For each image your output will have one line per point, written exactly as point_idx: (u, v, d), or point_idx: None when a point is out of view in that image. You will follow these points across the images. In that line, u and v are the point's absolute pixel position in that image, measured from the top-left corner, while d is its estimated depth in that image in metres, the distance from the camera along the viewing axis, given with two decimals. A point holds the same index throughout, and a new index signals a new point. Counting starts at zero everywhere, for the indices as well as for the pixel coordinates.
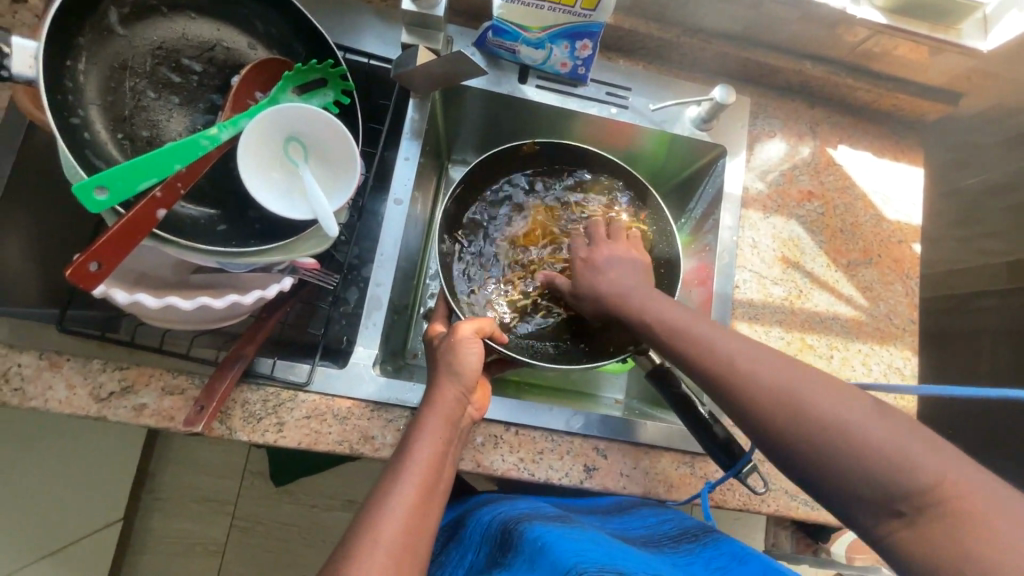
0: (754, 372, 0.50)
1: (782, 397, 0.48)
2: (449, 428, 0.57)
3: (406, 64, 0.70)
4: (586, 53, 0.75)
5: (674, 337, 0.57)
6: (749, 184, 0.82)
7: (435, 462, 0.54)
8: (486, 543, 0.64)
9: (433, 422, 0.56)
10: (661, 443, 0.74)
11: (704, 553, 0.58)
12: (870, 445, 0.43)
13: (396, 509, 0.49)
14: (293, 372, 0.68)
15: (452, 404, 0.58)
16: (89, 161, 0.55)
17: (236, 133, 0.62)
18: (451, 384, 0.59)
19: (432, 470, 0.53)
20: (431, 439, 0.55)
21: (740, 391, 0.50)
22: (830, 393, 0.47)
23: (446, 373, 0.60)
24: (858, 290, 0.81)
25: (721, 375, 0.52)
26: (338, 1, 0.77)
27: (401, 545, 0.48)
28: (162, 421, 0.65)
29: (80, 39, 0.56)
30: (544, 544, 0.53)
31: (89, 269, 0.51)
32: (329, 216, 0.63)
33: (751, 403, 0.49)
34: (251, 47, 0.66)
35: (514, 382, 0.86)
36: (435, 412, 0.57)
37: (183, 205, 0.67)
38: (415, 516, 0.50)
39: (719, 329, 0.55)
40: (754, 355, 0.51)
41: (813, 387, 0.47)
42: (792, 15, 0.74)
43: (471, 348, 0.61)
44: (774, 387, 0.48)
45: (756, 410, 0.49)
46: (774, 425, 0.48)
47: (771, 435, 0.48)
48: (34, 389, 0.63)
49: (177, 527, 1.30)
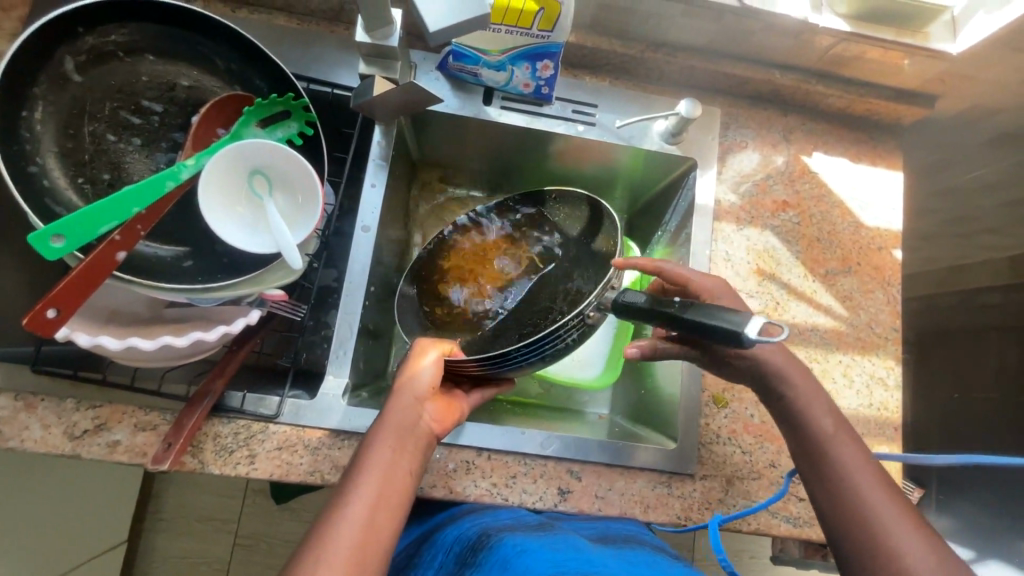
0: (857, 480, 0.55)
1: (865, 496, 0.54)
2: (402, 438, 0.56)
3: (365, 94, 0.68)
4: (548, 73, 0.75)
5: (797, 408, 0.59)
6: (721, 197, 0.81)
7: (388, 477, 0.53)
8: (457, 543, 0.63)
9: (384, 430, 0.56)
10: (635, 464, 0.73)
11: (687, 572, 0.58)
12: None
13: (346, 527, 0.49)
14: (263, 405, 0.69)
15: (406, 411, 0.58)
16: (48, 209, 0.56)
17: (198, 171, 0.63)
18: (405, 394, 0.59)
19: (385, 483, 0.53)
20: (383, 448, 0.55)
21: (824, 471, 0.56)
22: (909, 525, 0.52)
23: (402, 383, 0.61)
24: (837, 299, 0.80)
25: (824, 452, 0.57)
26: (302, 32, 0.78)
27: (348, 565, 0.48)
28: (135, 457, 0.65)
29: (36, 89, 0.57)
30: (520, 553, 0.54)
31: (48, 316, 0.52)
32: (292, 248, 0.64)
33: (843, 504, 0.54)
34: (212, 84, 0.67)
35: (498, 403, 0.88)
36: (388, 422, 0.57)
37: (149, 243, 0.68)
38: (366, 533, 0.50)
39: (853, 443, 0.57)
40: (844, 446, 0.57)
41: (884, 500, 0.53)
42: (755, 26, 0.73)
43: (429, 360, 0.62)
44: (858, 486, 0.54)
45: (835, 487, 0.55)
46: (839, 503, 0.55)
47: (834, 507, 0.55)
48: (10, 430, 0.64)
49: (180, 547, 1.31)
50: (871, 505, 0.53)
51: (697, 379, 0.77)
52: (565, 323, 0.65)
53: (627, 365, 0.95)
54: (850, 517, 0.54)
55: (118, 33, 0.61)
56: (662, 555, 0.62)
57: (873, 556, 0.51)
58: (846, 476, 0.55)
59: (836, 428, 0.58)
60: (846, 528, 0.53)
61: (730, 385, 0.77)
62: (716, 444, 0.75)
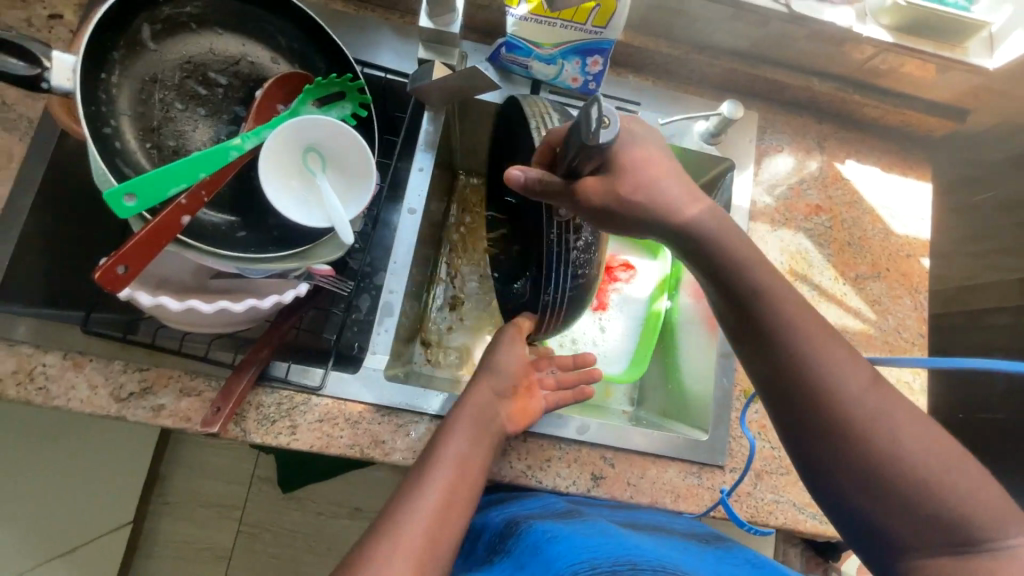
0: (839, 384, 0.47)
1: (855, 409, 0.46)
2: (475, 432, 0.62)
3: (422, 78, 0.71)
4: (597, 69, 0.77)
5: (739, 280, 0.52)
6: (757, 198, 0.83)
7: (460, 465, 0.59)
8: (488, 534, 0.64)
9: (463, 421, 0.63)
10: (668, 452, 0.74)
11: (724, 556, 0.58)
12: (899, 452, 0.44)
13: (420, 513, 0.53)
14: (307, 376, 0.70)
15: (482, 409, 0.65)
16: (119, 169, 0.58)
17: (259, 143, 0.65)
18: (479, 391, 0.66)
19: (457, 472, 0.58)
20: (455, 442, 0.60)
21: (807, 387, 0.48)
22: (906, 425, 0.46)
23: (485, 376, 0.69)
24: (866, 303, 0.82)
25: (774, 339, 0.49)
26: (357, 17, 0.80)
27: (420, 552, 0.51)
28: (179, 421, 0.66)
29: (114, 54, 0.58)
30: (550, 539, 0.54)
31: (117, 272, 0.54)
32: (346, 223, 0.65)
33: (828, 414, 0.47)
34: (274, 61, 0.68)
35: None
36: (464, 418, 0.63)
37: (206, 212, 0.69)
38: (437, 520, 0.54)
39: (830, 347, 0.49)
40: (829, 353, 0.49)
41: (874, 399, 0.47)
42: (799, 33, 0.76)
43: (513, 355, 0.71)
44: (839, 391, 0.47)
45: (819, 398, 0.47)
46: (825, 417, 0.47)
47: (799, 407, 0.48)
48: (57, 388, 0.65)
49: (184, 531, 1.31)
50: (834, 374, 0.48)
51: (729, 372, 0.79)
52: (551, 240, 0.64)
53: (654, 364, 0.96)
54: (825, 415, 0.47)
55: (192, 6, 0.63)
56: (690, 541, 0.61)
57: (870, 460, 0.45)
58: (833, 388, 0.47)
59: (818, 334, 0.49)
60: (809, 412, 0.48)
61: None
62: (746, 438, 0.76)
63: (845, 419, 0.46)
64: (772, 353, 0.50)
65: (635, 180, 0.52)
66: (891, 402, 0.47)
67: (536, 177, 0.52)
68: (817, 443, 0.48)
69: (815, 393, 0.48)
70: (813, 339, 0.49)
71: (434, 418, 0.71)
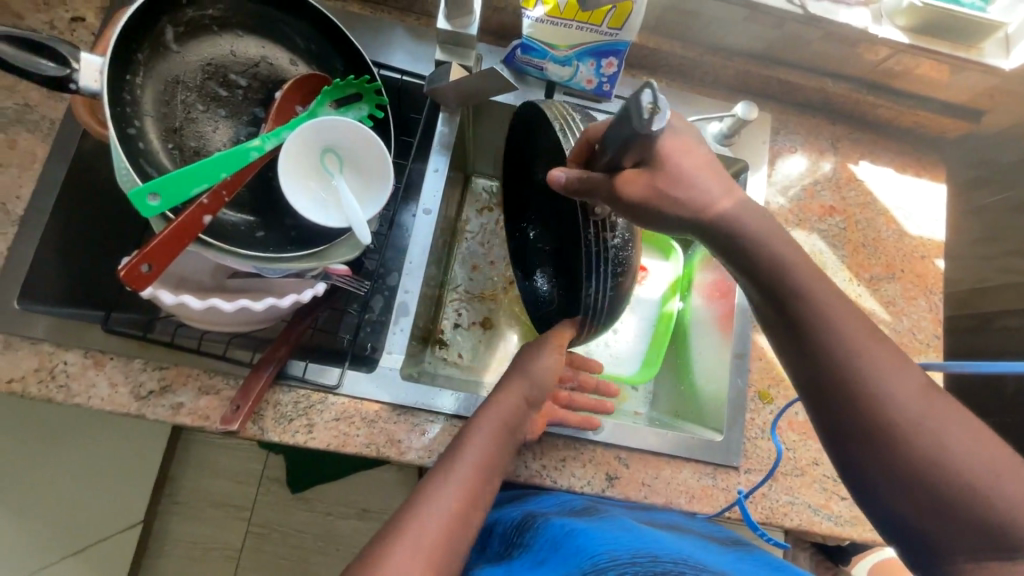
0: (880, 385, 0.47)
1: (897, 409, 0.46)
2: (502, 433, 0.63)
3: (439, 80, 0.71)
4: (611, 71, 0.77)
5: (780, 282, 0.52)
6: (771, 199, 0.83)
7: (483, 464, 0.59)
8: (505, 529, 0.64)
9: (489, 422, 0.63)
10: (684, 453, 0.74)
11: (744, 556, 0.57)
12: (940, 450, 0.45)
13: (442, 508, 0.54)
14: (325, 375, 0.70)
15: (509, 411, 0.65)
16: (144, 169, 0.58)
17: (278, 144, 0.65)
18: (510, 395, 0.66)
19: (478, 473, 0.58)
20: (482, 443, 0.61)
21: (851, 389, 0.48)
22: (952, 429, 0.45)
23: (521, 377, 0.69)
24: (881, 304, 0.82)
25: (818, 341, 0.50)
26: (373, 19, 0.80)
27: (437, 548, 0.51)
28: (198, 419, 0.67)
29: (138, 55, 0.59)
30: (569, 534, 0.54)
31: (141, 271, 0.54)
32: (364, 223, 0.66)
33: (867, 412, 0.47)
34: (293, 63, 0.69)
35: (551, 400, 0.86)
36: (491, 418, 0.64)
37: (225, 212, 0.70)
38: (457, 518, 0.54)
39: (880, 348, 0.49)
40: (878, 355, 0.49)
41: (915, 401, 0.47)
42: (814, 34, 0.76)
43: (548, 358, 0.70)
44: (885, 391, 0.47)
45: (858, 399, 0.48)
46: (865, 416, 0.47)
47: (837, 406, 0.49)
48: (78, 386, 0.66)
49: (193, 531, 1.31)
50: (874, 376, 0.48)
51: (743, 373, 0.79)
52: (587, 237, 0.63)
53: (665, 365, 0.96)
54: (865, 413, 0.47)
55: (214, 9, 0.64)
56: (711, 541, 0.60)
57: (909, 460, 0.45)
58: (875, 387, 0.48)
59: (864, 333, 0.50)
60: (848, 414, 0.48)
61: (775, 382, 0.79)
62: (760, 439, 0.76)
63: (885, 420, 0.46)
64: (814, 357, 0.50)
65: (670, 175, 0.52)
66: (934, 404, 0.47)
67: (575, 177, 0.53)
68: (858, 443, 0.48)
69: (857, 393, 0.48)
70: (859, 340, 0.49)
71: (449, 417, 0.71)
